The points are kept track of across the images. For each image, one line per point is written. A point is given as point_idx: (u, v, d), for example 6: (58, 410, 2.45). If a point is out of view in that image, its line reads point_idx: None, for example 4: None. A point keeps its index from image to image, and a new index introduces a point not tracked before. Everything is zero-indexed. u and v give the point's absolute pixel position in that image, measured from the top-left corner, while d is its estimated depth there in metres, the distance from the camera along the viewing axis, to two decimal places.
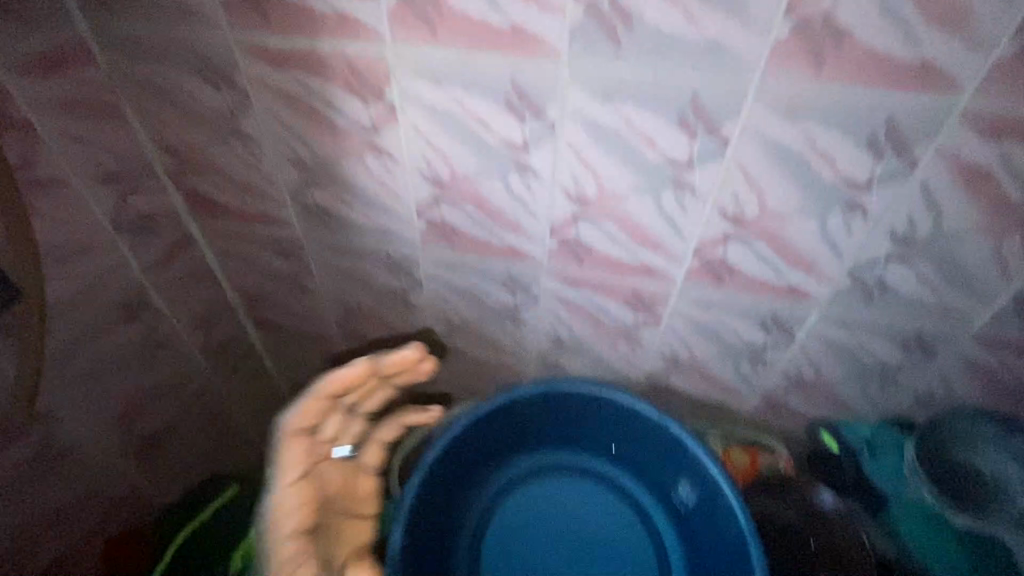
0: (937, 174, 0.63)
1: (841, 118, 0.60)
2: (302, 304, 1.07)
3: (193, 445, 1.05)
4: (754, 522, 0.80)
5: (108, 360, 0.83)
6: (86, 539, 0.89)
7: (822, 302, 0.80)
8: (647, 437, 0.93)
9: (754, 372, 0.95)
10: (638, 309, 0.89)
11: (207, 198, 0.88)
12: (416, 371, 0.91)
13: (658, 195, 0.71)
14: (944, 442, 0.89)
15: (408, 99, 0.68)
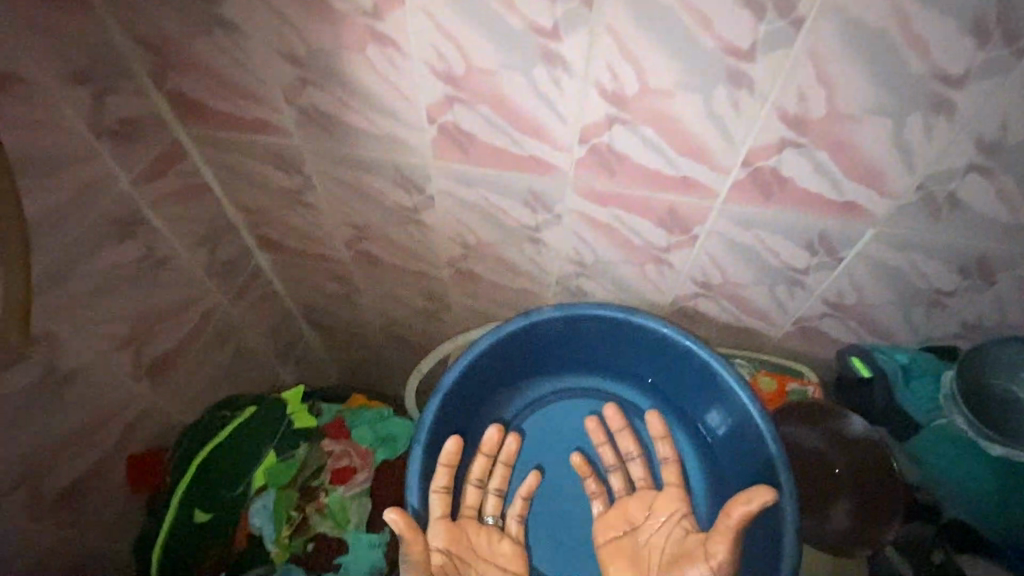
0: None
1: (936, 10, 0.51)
2: (308, 223, 1.00)
3: (205, 370, 1.02)
4: (784, 446, 0.77)
5: (100, 279, 0.78)
6: (106, 457, 0.85)
7: (874, 228, 0.73)
8: (673, 361, 0.89)
9: (790, 297, 0.89)
10: (671, 228, 0.82)
11: (195, 101, 0.79)
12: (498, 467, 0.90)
13: (710, 104, 0.62)
14: (985, 372, 0.84)
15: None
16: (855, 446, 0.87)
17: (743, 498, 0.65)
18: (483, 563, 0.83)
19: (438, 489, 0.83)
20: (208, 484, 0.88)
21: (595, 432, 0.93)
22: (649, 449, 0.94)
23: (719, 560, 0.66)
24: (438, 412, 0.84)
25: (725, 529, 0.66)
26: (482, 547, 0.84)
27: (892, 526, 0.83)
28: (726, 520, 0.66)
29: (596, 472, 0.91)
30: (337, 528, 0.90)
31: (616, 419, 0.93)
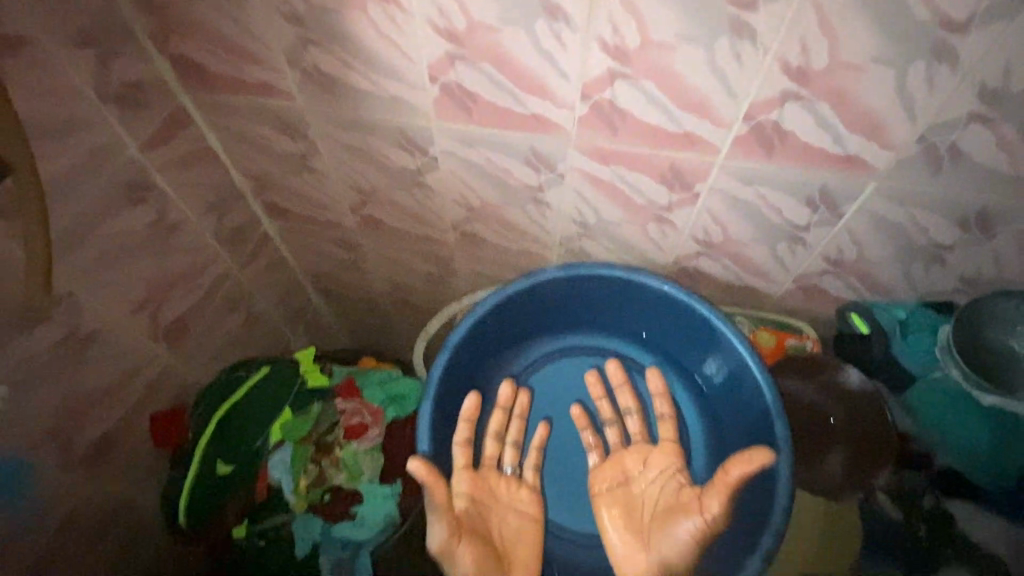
0: None
1: None
2: (312, 188, 1.01)
3: (219, 330, 1.06)
4: (780, 395, 0.80)
5: (116, 243, 0.80)
6: (131, 415, 0.89)
7: (871, 180, 0.74)
8: (673, 317, 0.91)
9: (790, 254, 0.90)
10: (673, 186, 0.82)
11: (197, 65, 0.79)
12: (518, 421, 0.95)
13: (710, 56, 0.62)
14: (982, 325, 0.85)
15: None
16: (851, 397, 0.91)
17: (740, 460, 0.69)
18: (505, 508, 0.88)
19: (460, 438, 0.89)
20: (229, 437, 0.93)
21: (593, 385, 0.97)
22: (647, 405, 0.96)
23: (712, 514, 0.71)
24: (446, 369, 0.87)
25: (720, 486, 0.70)
26: (502, 494, 0.89)
27: (885, 467, 0.87)
28: (724, 478, 0.70)
29: (593, 424, 0.95)
30: (352, 480, 0.94)
31: (618, 375, 0.97)
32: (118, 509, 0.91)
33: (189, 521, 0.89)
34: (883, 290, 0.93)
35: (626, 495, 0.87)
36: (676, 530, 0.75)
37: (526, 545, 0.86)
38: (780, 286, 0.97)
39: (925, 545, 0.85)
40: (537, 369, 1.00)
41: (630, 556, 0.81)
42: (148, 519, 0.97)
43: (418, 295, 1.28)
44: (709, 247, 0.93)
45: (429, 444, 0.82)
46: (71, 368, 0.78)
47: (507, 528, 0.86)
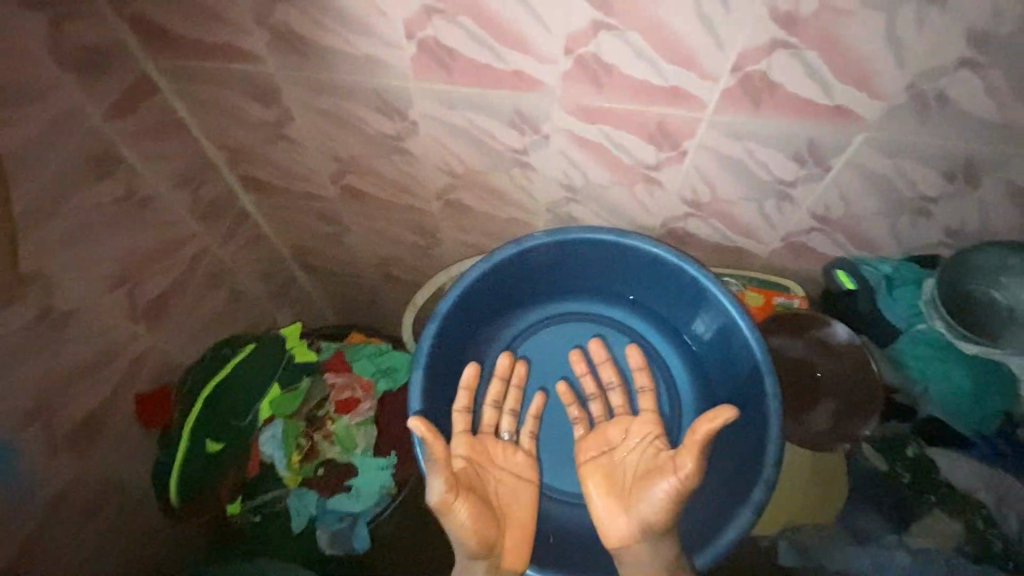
0: None
1: None
2: (290, 159, 0.98)
3: (201, 308, 1.03)
4: (769, 352, 0.80)
5: (86, 220, 0.77)
6: (113, 396, 0.87)
7: (859, 132, 0.73)
8: (662, 279, 0.91)
9: (778, 212, 0.90)
10: (660, 144, 0.81)
11: (159, 27, 0.75)
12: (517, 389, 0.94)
13: (697, 3, 0.60)
14: (965, 277, 0.86)
15: None
16: (837, 352, 0.92)
17: (707, 416, 0.67)
18: (501, 473, 0.85)
19: (462, 404, 0.86)
20: (217, 415, 0.92)
21: (578, 363, 0.96)
22: (628, 380, 0.95)
23: (687, 470, 0.69)
24: (436, 338, 0.86)
25: (691, 446, 0.69)
26: (498, 458, 0.87)
27: (870, 420, 0.88)
28: (694, 436, 0.68)
29: (578, 398, 0.95)
30: (345, 453, 0.94)
31: (600, 352, 0.96)
32: (106, 491, 0.90)
33: (182, 500, 0.89)
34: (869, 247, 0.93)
35: (608, 462, 0.84)
36: (654, 491, 0.73)
37: (523, 504, 0.84)
38: (767, 246, 0.97)
39: (909, 491, 0.88)
40: (528, 336, 0.99)
41: (612, 521, 0.78)
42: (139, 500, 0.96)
43: (404, 269, 1.26)
44: (697, 207, 0.92)
45: (420, 403, 0.82)
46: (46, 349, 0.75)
47: (504, 492, 0.83)
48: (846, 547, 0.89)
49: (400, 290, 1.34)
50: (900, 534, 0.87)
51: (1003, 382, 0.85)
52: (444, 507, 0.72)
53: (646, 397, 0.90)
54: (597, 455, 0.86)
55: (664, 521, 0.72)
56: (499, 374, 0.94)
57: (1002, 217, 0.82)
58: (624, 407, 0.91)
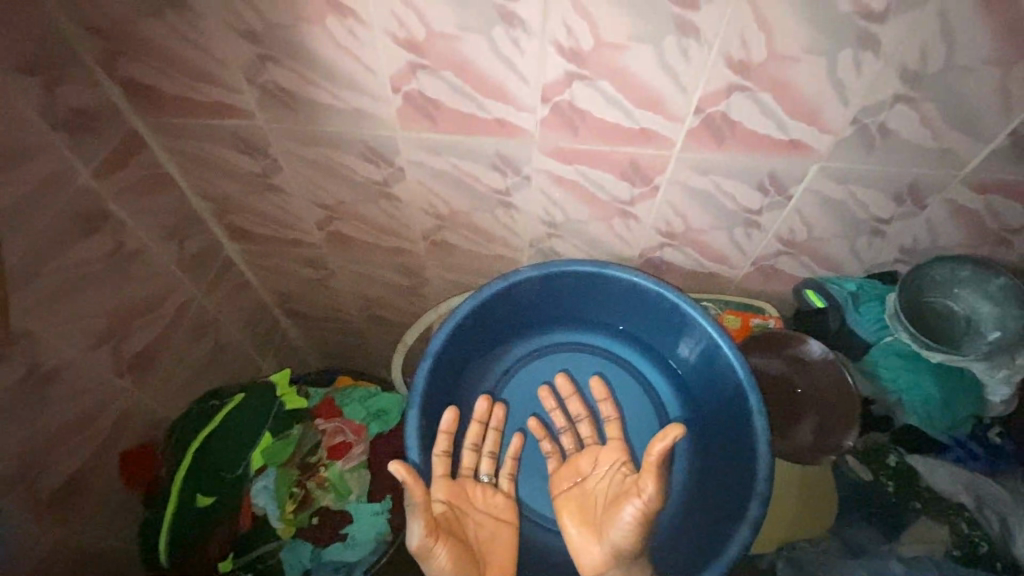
0: (942, 14, 0.60)
1: None
2: (277, 208, 1.00)
3: (186, 360, 1.02)
4: (752, 371, 0.84)
5: (74, 277, 0.77)
6: (96, 456, 0.85)
7: (814, 162, 0.80)
8: (644, 306, 0.95)
9: (747, 238, 0.95)
10: (634, 181, 0.86)
11: (150, 88, 0.77)
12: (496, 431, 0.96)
13: (660, 54, 0.66)
14: (923, 289, 0.93)
15: None
16: (814, 368, 0.96)
17: (658, 436, 0.69)
18: (481, 516, 0.87)
19: (440, 448, 0.88)
20: (207, 468, 0.90)
21: (547, 398, 0.98)
22: (595, 410, 0.98)
23: (649, 494, 0.71)
24: (429, 376, 0.87)
25: (647, 471, 0.71)
26: (479, 500, 0.89)
27: (852, 431, 0.91)
28: (648, 459, 0.70)
29: (550, 432, 0.97)
30: (340, 501, 0.92)
31: (568, 386, 0.99)
32: (87, 558, 0.86)
33: (170, 559, 0.86)
34: (834, 266, 0.99)
35: (581, 494, 0.88)
36: (620, 516, 0.75)
37: (502, 546, 0.86)
38: (740, 270, 1.03)
39: (894, 500, 0.91)
40: (517, 370, 1.01)
41: (587, 550, 0.80)
42: (121, 567, 0.92)
43: (391, 310, 1.27)
44: (672, 238, 0.97)
45: (417, 451, 0.82)
46: (32, 410, 0.73)
47: (483, 532, 0.85)
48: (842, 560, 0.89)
49: (388, 331, 1.35)
50: (894, 543, 0.89)
51: (966, 385, 0.91)
52: (424, 553, 0.72)
53: (612, 425, 0.95)
54: (572, 489, 0.90)
55: (633, 545, 0.74)
56: (477, 418, 0.95)
57: (948, 232, 0.89)
58: (592, 438, 0.95)
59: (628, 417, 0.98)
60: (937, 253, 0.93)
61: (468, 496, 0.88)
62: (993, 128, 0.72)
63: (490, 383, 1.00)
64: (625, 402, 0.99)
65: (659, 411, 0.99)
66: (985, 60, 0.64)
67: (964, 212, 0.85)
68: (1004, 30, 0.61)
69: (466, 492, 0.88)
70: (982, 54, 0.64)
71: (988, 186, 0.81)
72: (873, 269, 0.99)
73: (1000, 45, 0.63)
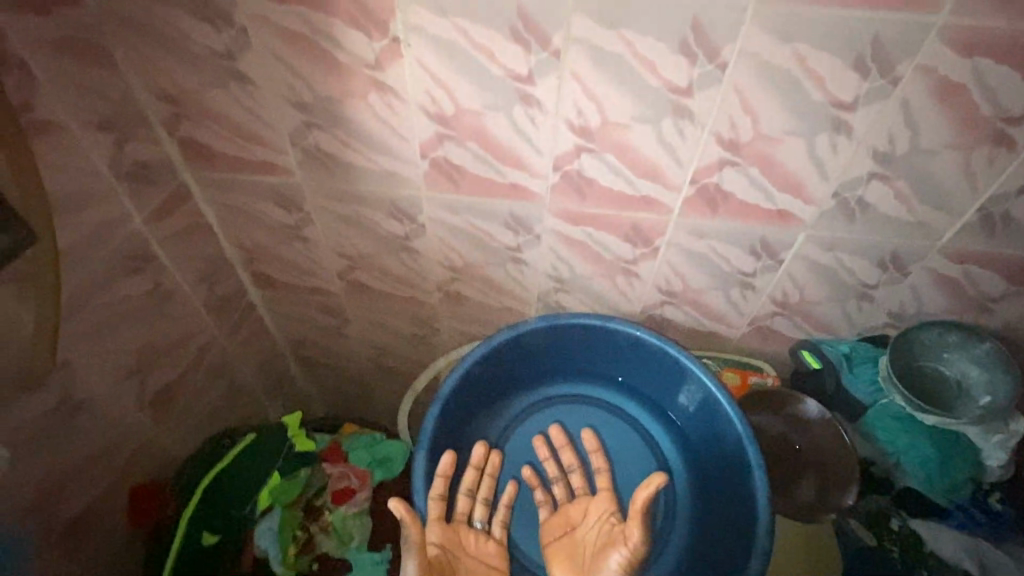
0: (904, 106, 0.69)
1: (823, 62, 0.66)
2: (303, 257, 1.07)
3: (203, 399, 1.05)
4: (751, 427, 0.87)
5: (115, 313, 0.83)
6: (107, 490, 0.86)
7: (801, 229, 0.87)
8: (646, 360, 0.99)
9: (743, 299, 1.01)
10: (636, 242, 0.93)
11: (204, 147, 0.87)
12: (491, 478, 0.97)
13: (658, 132, 0.75)
14: (913, 352, 0.97)
15: (421, 48, 0.70)
16: (811, 427, 0.98)
17: (643, 485, 0.75)
18: (472, 562, 0.88)
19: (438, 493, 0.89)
20: (212, 508, 0.91)
21: (541, 446, 1.00)
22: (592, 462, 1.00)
23: (635, 540, 0.77)
24: (437, 419, 0.90)
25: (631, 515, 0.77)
26: (470, 546, 0.89)
27: (851, 490, 0.93)
28: (636, 506, 0.76)
29: (543, 481, 0.98)
30: (340, 548, 0.93)
31: (561, 437, 1.01)
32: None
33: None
34: (827, 327, 1.04)
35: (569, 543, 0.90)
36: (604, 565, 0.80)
37: None
38: (738, 328, 1.07)
39: (901, 567, 0.89)
40: (520, 418, 1.03)
41: None
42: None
43: (401, 358, 1.31)
44: (672, 296, 1.03)
45: (422, 493, 0.84)
46: (56, 439, 0.77)
47: None
48: None
49: (396, 380, 1.38)
50: None
51: (963, 449, 0.93)
52: None
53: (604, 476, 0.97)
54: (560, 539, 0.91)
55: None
56: (472, 463, 0.97)
57: (932, 298, 0.95)
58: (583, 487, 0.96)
59: (628, 471, 0.99)
60: (924, 317, 0.98)
61: (460, 542, 0.89)
62: (962, 204, 0.80)
63: (494, 431, 1.02)
64: (624, 456, 1.00)
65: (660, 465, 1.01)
66: (947, 146, 0.73)
67: (945, 279, 0.91)
68: (960, 122, 0.70)
69: (458, 538, 0.89)
70: (944, 141, 0.72)
71: (964, 256, 0.87)
72: (865, 332, 1.04)
73: (957, 134, 0.71)
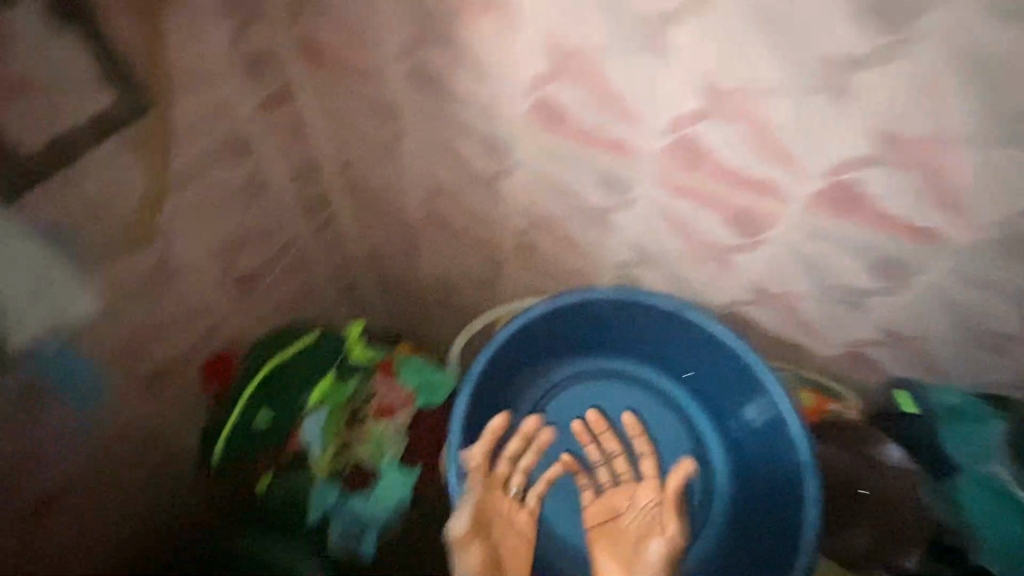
0: None
1: None
2: (390, 175, 1.07)
3: (279, 292, 1.11)
4: (816, 456, 0.80)
5: (214, 195, 0.87)
6: (186, 354, 0.95)
7: (946, 255, 0.74)
8: (715, 359, 0.92)
9: (847, 318, 0.89)
10: (741, 229, 0.83)
11: (320, 45, 0.87)
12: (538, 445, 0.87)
13: (802, 109, 0.65)
14: None
15: None
16: (887, 474, 0.87)
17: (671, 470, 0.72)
18: (505, 529, 0.80)
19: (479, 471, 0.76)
20: (271, 390, 0.98)
21: (580, 434, 0.95)
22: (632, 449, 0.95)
23: (672, 529, 0.72)
24: (488, 364, 0.90)
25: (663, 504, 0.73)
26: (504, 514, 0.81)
27: (915, 555, 0.84)
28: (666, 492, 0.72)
29: (583, 466, 0.94)
30: (374, 456, 0.97)
31: (600, 423, 0.96)
32: (155, 441, 0.96)
33: (221, 460, 0.95)
34: (941, 372, 0.90)
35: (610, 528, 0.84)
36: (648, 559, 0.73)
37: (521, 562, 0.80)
38: (832, 350, 0.96)
39: None
40: (568, 384, 1.01)
41: None
42: (176, 456, 1.02)
43: (465, 296, 1.31)
44: (764, 298, 0.93)
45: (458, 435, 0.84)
46: (151, 296, 0.84)
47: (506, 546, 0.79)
48: None
49: (457, 316, 1.39)
50: None
51: None
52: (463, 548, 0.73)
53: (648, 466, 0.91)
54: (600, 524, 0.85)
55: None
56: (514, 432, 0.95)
57: None
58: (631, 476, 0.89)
59: (668, 465, 0.95)
60: None
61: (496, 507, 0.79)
62: None
63: (540, 390, 1.00)
64: (667, 448, 0.96)
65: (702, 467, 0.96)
66: None
67: None
68: None
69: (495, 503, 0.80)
70: None
71: None
72: (987, 388, 0.89)
73: None
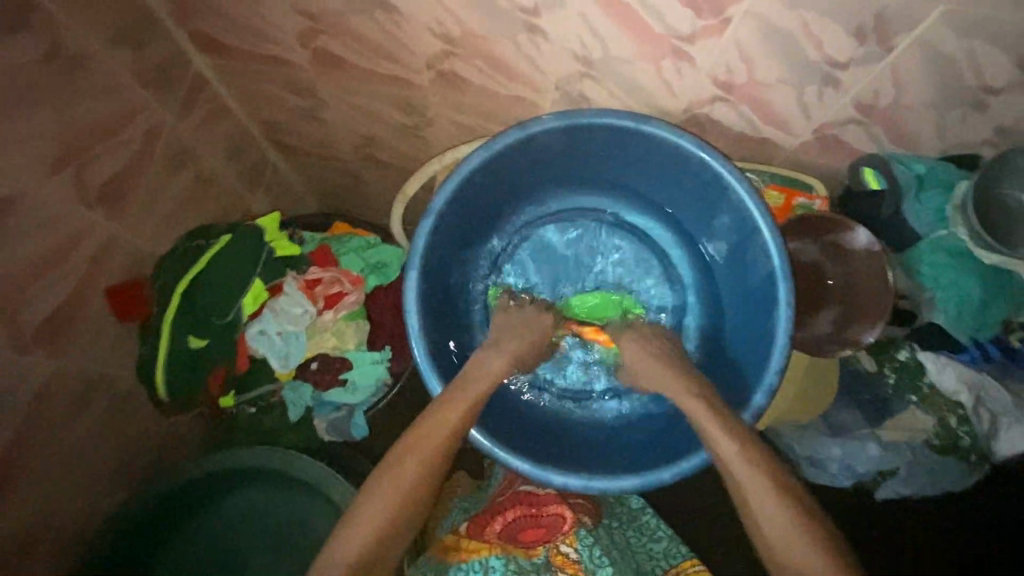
0: None
1: None
2: (251, 12, 0.84)
3: (167, 196, 0.93)
4: (789, 260, 0.72)
5: (17, 81, 0.67)
6: (81, 287, 0.80)
7: (910, 6, 0.63)
8: (681, 176, 0.80)
9: (819, 98, 0.78)
10: (699, 6, 0.67)
11: None
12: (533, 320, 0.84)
13: None
14: (986, 191, 0.82)
15: None
16: (848, 254, 0.88)
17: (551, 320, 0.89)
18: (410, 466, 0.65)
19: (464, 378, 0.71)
20: (196, 312, 0.86)
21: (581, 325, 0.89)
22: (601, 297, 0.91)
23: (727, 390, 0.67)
24: (431, 238, 0.76)
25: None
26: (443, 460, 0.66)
27: (875, 328, 0.86)
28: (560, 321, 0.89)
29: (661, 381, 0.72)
30: (338, 348, 0.92)
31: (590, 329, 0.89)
32: (86, 395, 0.83)
33: (168, 397, 0.86)
34: (897, 150, 0.85)
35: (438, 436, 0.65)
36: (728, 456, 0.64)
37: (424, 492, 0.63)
38: (786, 140, 0.86)
39: (891, 391, 0.95)
40: (523, 240, 0.92)
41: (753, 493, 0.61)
42: (127, 403, 0.90)
43: (393, 161, 1.13)
44: (717, 108, 0.83)
45: (422, 342, 0.74)
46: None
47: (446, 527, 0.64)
48: (820, 436, 1.00)
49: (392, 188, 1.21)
50: (875, 428, 0.97)
51: (1008, 289, 0.86)
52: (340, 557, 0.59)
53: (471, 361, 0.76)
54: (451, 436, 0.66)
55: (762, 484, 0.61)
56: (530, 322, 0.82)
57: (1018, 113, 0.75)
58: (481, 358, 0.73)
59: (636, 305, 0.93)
60: (1003, 148, 0.80)
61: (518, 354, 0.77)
62: None
63: (500, 241, 0.91)
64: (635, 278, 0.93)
65: (676, 292, 0.93)
66: None
67: None
68: None
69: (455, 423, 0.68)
70: None
71: None
72: (935, 151, 0.84)
73: None
